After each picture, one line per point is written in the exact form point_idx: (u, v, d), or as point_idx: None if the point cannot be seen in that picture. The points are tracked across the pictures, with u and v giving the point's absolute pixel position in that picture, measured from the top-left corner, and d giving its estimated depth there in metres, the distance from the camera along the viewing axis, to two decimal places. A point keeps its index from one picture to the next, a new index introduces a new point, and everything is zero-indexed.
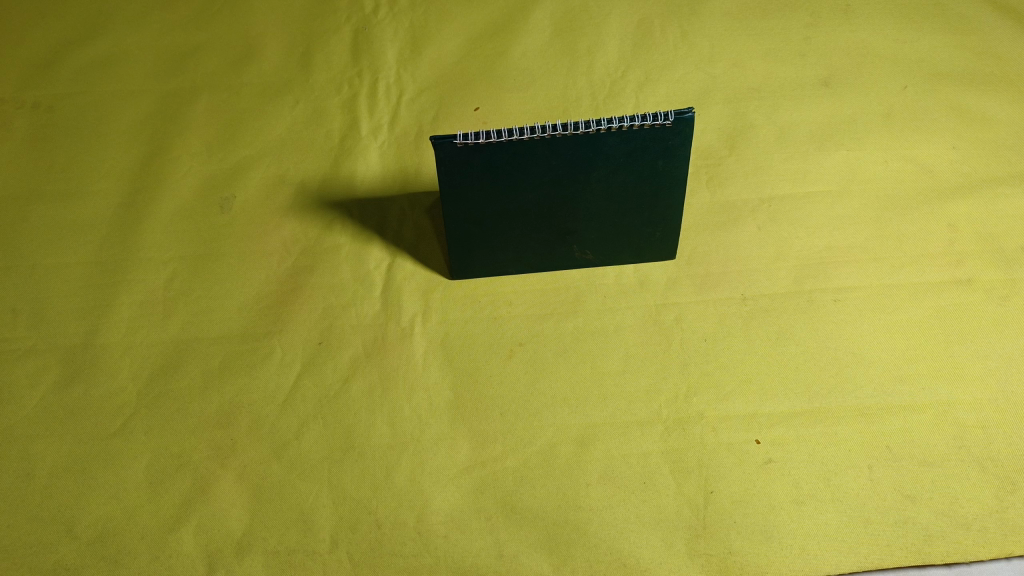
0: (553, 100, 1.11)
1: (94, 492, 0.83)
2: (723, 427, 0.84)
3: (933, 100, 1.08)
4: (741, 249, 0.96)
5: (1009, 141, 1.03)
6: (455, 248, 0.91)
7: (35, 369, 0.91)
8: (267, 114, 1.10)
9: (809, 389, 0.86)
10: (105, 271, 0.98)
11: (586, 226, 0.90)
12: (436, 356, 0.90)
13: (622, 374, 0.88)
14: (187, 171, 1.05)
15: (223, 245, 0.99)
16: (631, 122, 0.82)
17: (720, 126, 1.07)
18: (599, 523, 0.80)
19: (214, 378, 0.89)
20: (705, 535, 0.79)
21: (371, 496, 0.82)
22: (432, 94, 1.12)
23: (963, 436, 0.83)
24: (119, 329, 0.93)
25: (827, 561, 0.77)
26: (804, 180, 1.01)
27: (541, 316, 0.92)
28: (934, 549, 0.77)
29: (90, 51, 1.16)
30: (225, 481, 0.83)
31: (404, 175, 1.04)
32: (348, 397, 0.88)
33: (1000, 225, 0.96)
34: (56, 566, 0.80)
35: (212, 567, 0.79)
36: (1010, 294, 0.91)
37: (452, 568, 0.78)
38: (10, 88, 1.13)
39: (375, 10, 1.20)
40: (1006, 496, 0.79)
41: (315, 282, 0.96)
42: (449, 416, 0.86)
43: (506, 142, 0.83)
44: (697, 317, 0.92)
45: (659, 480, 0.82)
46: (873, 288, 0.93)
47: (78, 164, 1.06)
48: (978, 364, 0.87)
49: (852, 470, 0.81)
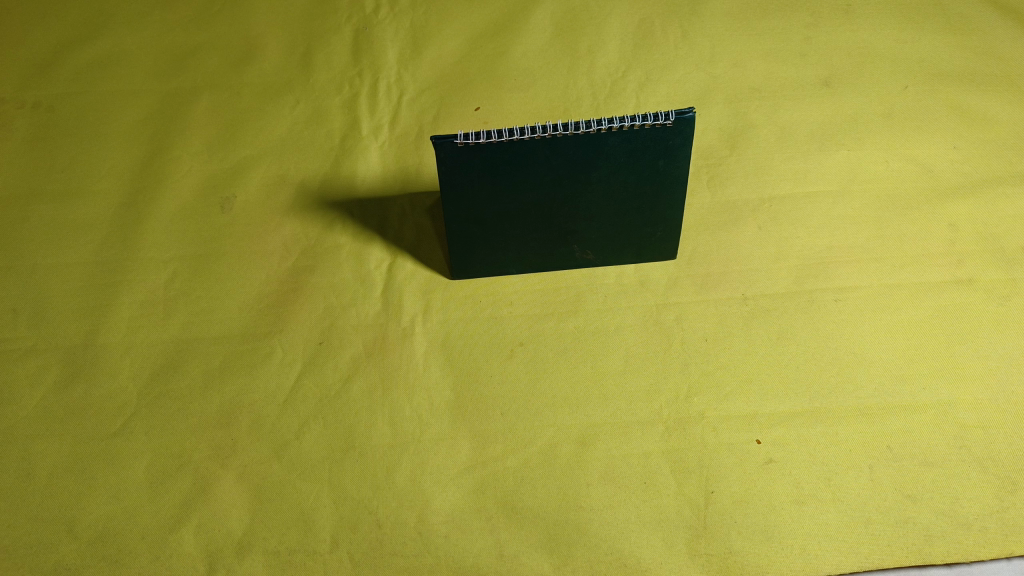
0: (553, 100, 1.11)
1: (94, 493, 0.83)
2: (723, 427, 0.84)
3: (934, 100, 1.08)
4: (742, 249, 0.96)
5: (1010, 141, 1.03)
6: (455, 248, 0.91)
7: (35, 369, 0.91)
8: (268, 113, 1.10)
9: (810, 389, 0.86)
10: (105, 271, 0.98)
11: (587, 226, 0.90)
12: (436, 356, 0.90)
13: (623, 374, 0.88)
14: (187, 171, 1.05)
15: (223, 245, 0.99)
16: (631, 122, 0.82)
17: (721, 126, 1.07)
18: (600, 523, 0.80)
19: (215, 378, 0.89)
20: (705, 535, 0.79)
21: (371, 496, 0.82)
22: (432, 94, 1.12)
23: (963, 437, 0.83)
24: (119, 329, 0.93)
25: (827, 560, 0.77)
26: (804, 181, 1.02)
27: (542, 317, 0.92)
28: (934, 549, 0.77)
29: (89, 51, 1.16)
30: (226, 481, 0.83)
31: (405, 176, 1.04)
32: (349, 397, 0.88)
33: (1000, 225, 0.96)
34: (56, 566, 0.79)
35: (213, 567, 0.79)
36: (1010, 294, 0.91)
37: (452, 567, 0.78)
38: (10, 88, 1.13)
39: (375, 10, 1.20)
40: (1006, 496, 0.79)
41: (314, 282, 0.96)
42: (450, 416, 0.86)
43: (506, 141, 0.83)
44: (697, 317, 0.92)
45: (660, 479, 0.82)
46: (873, 288, 0.93)
47: (78, 163, 1.06)
48: (977, 364, 0.87)
49: (852, 469, 0.81)
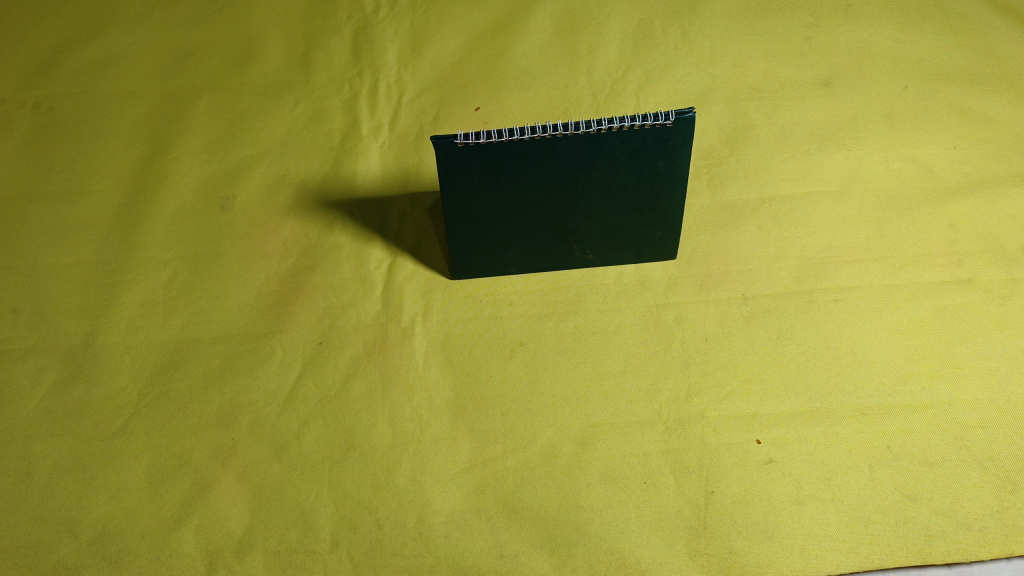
0: (553, 99, 1.11)
1: (95, 493, 0.83)
2: (723, 427, 0.84)
3: (934, 100, 1.08)
4: (741, 249, 0.96)
5: (1009, 141, 1.03)
6: (455, 248, 0.91)
7: (36, 369, 0.91)
8: (268, 113, 1.10)
9: (810, 389, 0.86)
10: (105, 271, 0.98)
11: (587, 226, 0.90)
12: (435, 356, 0.90)
13: (623, 374, 0.88)
14: (187, 170, 1.05)
15: (223, 244, 0.99)
16: (631, 122, 0.82)
17: (721, 126, 1.07)
18: (601, 523, 0.80)
19: (215, 378, 0.89)
20: (705, 535, 0.79)
21: (371, 496, 0.82)
22: (433, 94, 1.12)
23: (963, 437, 0.83)
24: (119, 329, 0.93)
25: (827, 561, 0.77)
26: (804, 181, 1.01)
27: (542, 317, 0.92)
28: (934, 549, 0.77)
29: (89, 51, 1.16)
30: (226, 481, 0.83)
31: (404, 176, 1.04)
32: (349, 397, 0.88)
33: (1001, 225, 0.96)
34: (56, 566, 0.79)
35: (212, 567, 0.79)
36: (1010, 294, 0.91)
37: (452, 567, 0.78)
38: (10, 88, 1.13)
39: (375, 10, 1.20)
40: (1006, 496, 0.79)
41: (314, 283, 0.96)
42: (450, 416, 0.86)
43: (505, 141, 0.83)
44: (697, 317, 0.92)
45: (660, 479, 0.82)
46: (873, 288, 0.93)
47: (79, 163, 1.06)
48: (977, 364, 0.87)
49: (853, 470, 0.81)
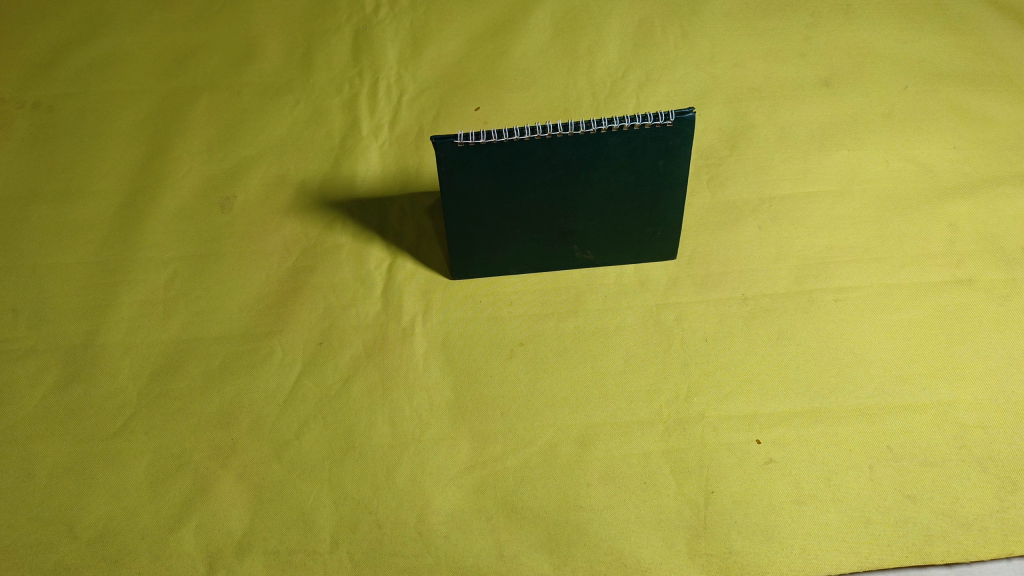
0: (552, 99, 1.11)
1: (95, 493, 0.83)
2: (723, 427, 0.84)
3: (934, 99, 1.08)
4: (741, 249, 0.96)
5: (1009, 140, 1.03)
6: (455, 247, 0.91)
7: (37, 369, 0.91)
8: (268, 113, 1.10)
9: (811, 389, 0.86)
10: (105, 271, 0.98)
11: (587, 226, 0.90)
12: (435, 356, 0.90)
13: (623, 375, 0.88)
14: (188, 170, 1.05)
15: (222, 244, 0.99)
16: (631, 122, 0.82)
17: (721, 126, 1.07)
18: (600, 523, 0.80)
19: (216, 378, 0.89)
20: (705, 535, 0.79)
21: (371, 496, 0.82)
22: (432, 94, 1.12)
23: (963, 437, 0.83)
24: (119, 329, 0.93)
25: (827, 560, 0.77)
26: (804, 181, 1.01)
27: (542, 317, 0.92)
28: (934, 549, 0.77)
29: (89, 51, 1.16)
30: (226, 481, 0.83)
31: (404, 176, 1.04)
32: (348, 397, 0.88)
33: (1000, 225, 0.96)
34: (56, 566, 0.79)
35: (212, 567, 0.79)
36: (1011, 294, 0.91)
37: (452, 567, 0.78)
38: (11, 88, 1.13)
39: (376, 10, 1.20)
40: (1006, 496, 0.79)
41: (314, 283, 0.96)
42: (450, 416, 0.86)
43: (504, 141, 0.83)
44: (697, 317, 0.92)
45: (659, 479, 0.82)
46: (873, 287, 0.93)
47: (79, 162, 1.06)
48: (977, 364, 0.87)
49: (853, 470, 0.81)
